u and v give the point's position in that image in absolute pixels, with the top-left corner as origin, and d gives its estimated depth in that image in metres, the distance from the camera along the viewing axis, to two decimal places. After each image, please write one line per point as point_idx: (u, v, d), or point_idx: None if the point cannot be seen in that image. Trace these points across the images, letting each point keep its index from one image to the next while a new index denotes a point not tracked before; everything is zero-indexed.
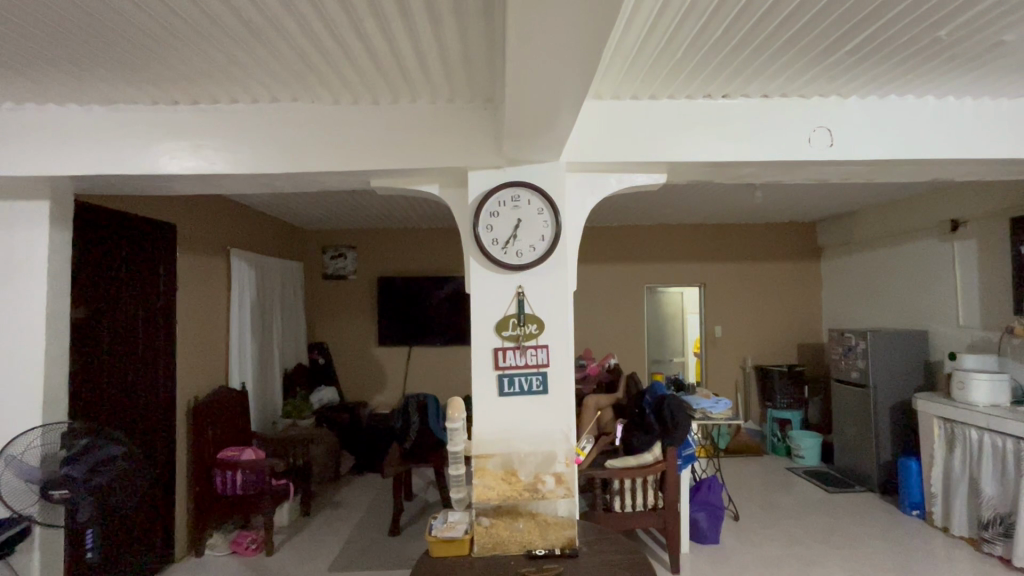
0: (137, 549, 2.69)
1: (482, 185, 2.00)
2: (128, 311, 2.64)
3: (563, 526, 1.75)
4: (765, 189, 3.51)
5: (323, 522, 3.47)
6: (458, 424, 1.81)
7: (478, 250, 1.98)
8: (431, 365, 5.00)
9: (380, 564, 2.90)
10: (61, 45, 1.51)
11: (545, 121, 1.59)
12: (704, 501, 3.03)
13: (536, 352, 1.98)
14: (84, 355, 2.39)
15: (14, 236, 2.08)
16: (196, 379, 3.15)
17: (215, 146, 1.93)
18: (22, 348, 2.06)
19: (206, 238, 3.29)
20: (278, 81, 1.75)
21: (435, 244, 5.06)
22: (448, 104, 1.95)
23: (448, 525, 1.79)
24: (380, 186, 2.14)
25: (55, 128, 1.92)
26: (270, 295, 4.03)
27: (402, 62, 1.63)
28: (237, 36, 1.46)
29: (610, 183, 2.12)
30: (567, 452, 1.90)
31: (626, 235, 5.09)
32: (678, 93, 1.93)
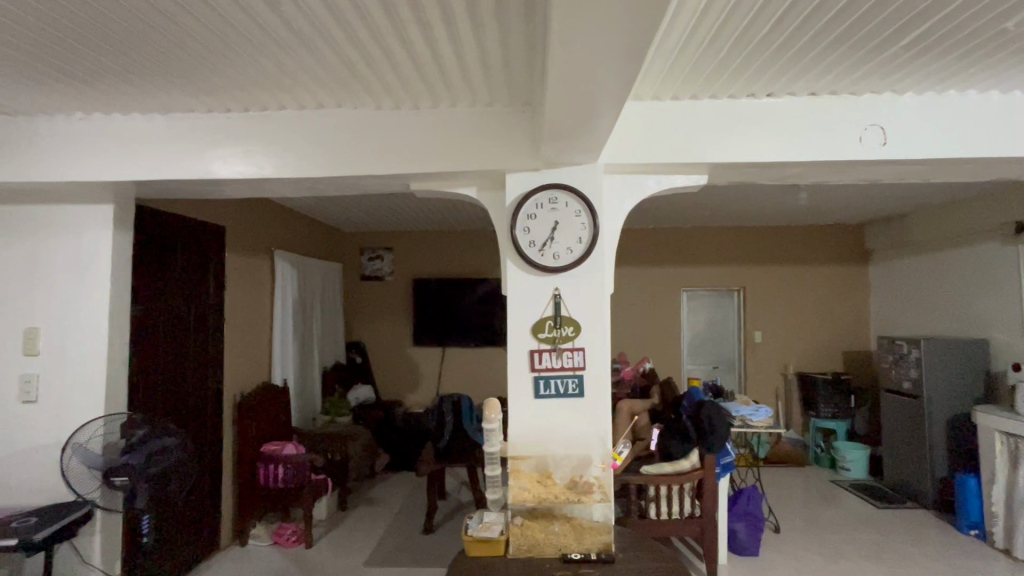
0: (186, 538, 2.81)
1: (519, 188, 2.00)
2: (181, 309, 2.77)
3: (597, 531, 1.84)
4: (811, 190, 3.39)
5: (359, 517, 3.55)
6: (494, 425, 1.86)
7: (515, 253, 1.99)
8: (464, 366, 5.04)
9: (414, 561, 2.94)
10: (127, 58, 1.60)
11: (585, 124, 1.59)
12: (743, 512, 2.93)
13: (572, 355, 1.96)
14: (143, 350, 2.52)
15: (84, 238, 2.23)
16: (240, 375, 3.28)
17: (264, 152, 2.01)
18: (88, 343, 2.20)
19: (252, 240, 3.43)
20: (324, 88, 1.81)
21: (470, 246, 5.11)
22: (486, 108, 1.97)
23: (483, 525, 1.85)
24: (418, 189, 2.18)
25: (118, 135, 2.04)
26: (311, 295, 4.15)
27: (443, 67, 1.66)
28: (287, 45, 1.52)
29: (649, 185, 2.09)
30: (602, 456, 1.93)
31: (663, 238, 5.01)
32: (720, 93, 1.89)
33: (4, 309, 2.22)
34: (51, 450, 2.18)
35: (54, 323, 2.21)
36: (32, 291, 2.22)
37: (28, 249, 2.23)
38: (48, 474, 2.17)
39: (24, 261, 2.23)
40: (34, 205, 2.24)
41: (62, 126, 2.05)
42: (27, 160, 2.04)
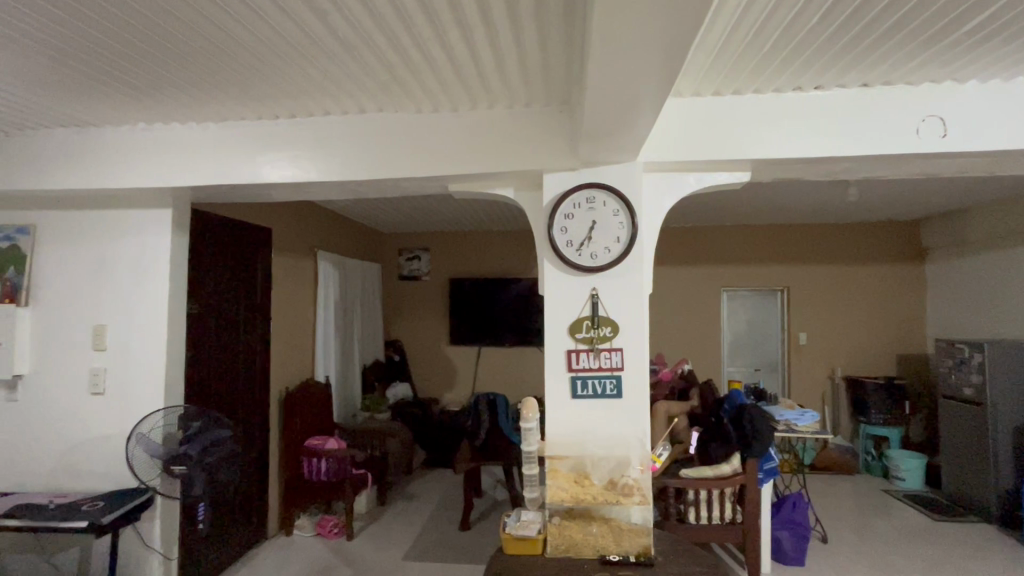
0: (236, 526, 2.93)
1: (557, 188, 2.00)
2: (233, 308, 2.91)
3: (637, 533, 1.82)
4: (862, 186, 3.24)
5: (398, 512, 3.63)
6: (532, 424, 1.87)
7: (553, 252, 1.99)
8: (499, 365, 5.08)
9: (451, 557, 2.99)
10: (186, 71, 1.70)
11: (623, 123, 1.58)
12: (787, 519, 2.84)
13: (610, 355, 1.94)
14: (198, 347, 2.66)
15: (146, 241, 2.37)
16: (286, 372, 3.40)
17: (310, 157, 2.09)
18: (149, 339, 2.34)
19: (297, 242, 3.56)
20: (367, 94, 1.87)
21: (505, 246, 5.14)
22: (524, 109, 1.98)
23: (521, 523, 1.87)
24: (457, 191, 2.21)
25: (176, 144, 2.16)
26: (352, 295, 4.27)
27: (481, 70, 1.68)
28: (332, 53, 1.57)
29: (689, 182, 2.05)
30: (641, 458, 1.91)
31: (702, 237, 4.89)
32: (763, 87, 1.83)
33: (75, 307, 2.39)
34: (117, 439, 2.33)
35: (120, 321, 2.36)
36: (100, 291, 2.38)
37: (97, 251, 2.39)
38: (114, 462, 2.32)
39: (93, 263, 2.39)
40: (101, 210, 2.40)
41: (126, 136, 2.19)
42: (97, 169, 2.18)
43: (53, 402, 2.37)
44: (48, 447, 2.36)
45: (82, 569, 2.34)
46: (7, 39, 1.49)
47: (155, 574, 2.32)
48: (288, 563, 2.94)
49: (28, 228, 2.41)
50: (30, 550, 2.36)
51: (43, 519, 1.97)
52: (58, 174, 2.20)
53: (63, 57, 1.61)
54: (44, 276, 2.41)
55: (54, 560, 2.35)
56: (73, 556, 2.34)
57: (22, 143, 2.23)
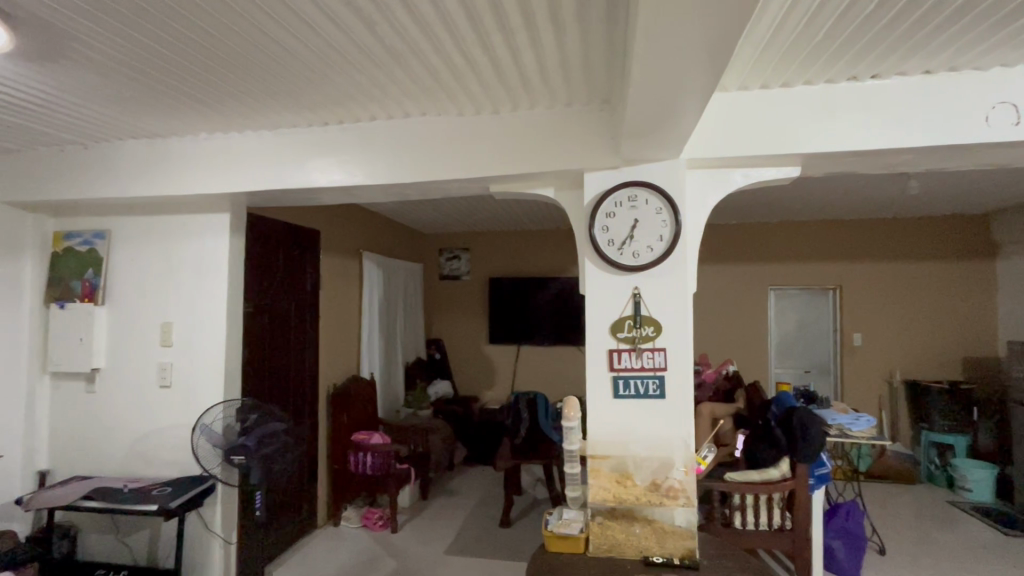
0: (289, 515, 3.08)
1: (598, 187, 2.00)
2: (285, 306, 3.05)
3: (681, 536, 1.82)
4: (924, 178, 3.06)
5: (440, 507, 3.70)
6: (573, 423, 1.88)
7: (594, 252, 1.98)
8: (539, 364, 5.09)
9: (492, 553, 3.03)
10: (244, 82, 1.79)
11: (667, 120, 1.56)
12: (840, 528, 2.73)
13: (652, 356, 1.92)
14: (254, 344, 2.80)
15: (207, 244, 2.52)
16: (333, 368, 3.54)
17: (357, 161, 2.17)
18: (211, 337, 2.49)
19: (344, 243, 3.69)
20: (411, 98, 1.92)
21: (545, 245, 5.14)
22: (564, 109, 1.98)
23: (562, 521, 1.88)
24: (497, 191, 2.24)
25: (234, 152, 2.29)
26: (395, 294, 4.38)
27: (523, 71, 1.70)
28: (379, 60, 1.62)
29: (735, 179, 2.00)
30: (685, 460, 1.88)
31: (747, 234, 4.74)
32: (815, 78, 1.77)
33: (145, 306, 2.56)
34: (182, 430, 2.49)
35: (184, 319, 2.53)
36: (166, 291, 2.55)
37: (163, 254, 2.56)
38: (180, 451, 2.49)
39: (160, 265, 2.56)
40: (168, 216, 2.57)
41: (189, 146, 2.33)
42: (164, 178, 2.34)
43: (126, 394, 2.55)
44: (122, 435, 2.55)
45: (152, 549, 2.52)
46: (87, 59, 1.62)
47: (218, 557, 2.47)
48: (337, 552, 3.06)
49: (103, 233, 2.61)
50: (107, 531, 2.55)
51: (119, 501, 2.14)
52: (130, 182, 2.37)
53: (137, 75, 1.73)
54: (118, 277, 2.60)
55: (128, 540, 2.54)
56: (144, 537, 2.52)
57: (98, 154, 2.41)
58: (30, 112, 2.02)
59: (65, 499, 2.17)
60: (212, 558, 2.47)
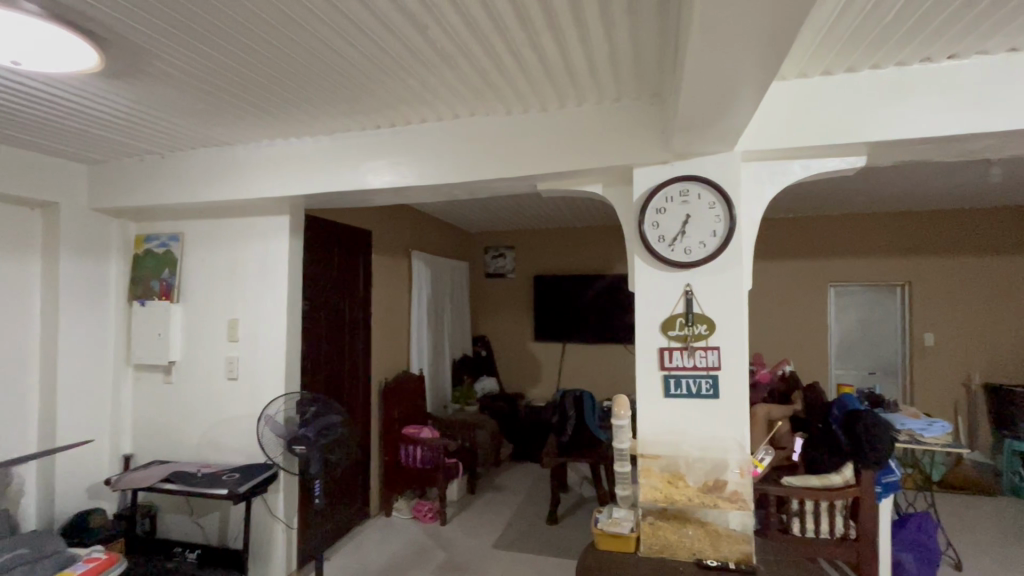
0: (344, 504, 3.21)
1: (647, 183, 1.97)
2: (339, 304, 3.17)
3: (737, 540, 1.77)
4: (1008, 165, 2.82)
5: (487, 502, 3.76)
6: (623, 422, 1.87)
7: (644, 248, 1.95)
8: (585, 362, 5.06)
9: (541, 548, 3.05)
10: (304, 91, 1.88)
11: (721, 113, 1.51)
12: (910, 540, 2.57)
13: (706, 354, 1.87)
14: (312, 340, 2.94)
15: (269, 244, 2.66)
16: (384, 364, 3.65)
17: (408, 163, 2.23)
18: (272, 332, 2.64)
19: (394, 243, 3.80)
20: (461, 100, 1.96)
21: (591, 242, 5.10)
22: (613, 104, 1.96)
23: (612, 520, 1.87)
24: (545, 189, 2.24)
25: (293, 157, 2.41)
26: (442, 292, 4.47)
27: (572, 69, 1.69)
28: (430, 63, 1.66)
29: (794, 170, 1.92)
30: (740, 462, 1.82)
31: (805, 228, 4.53)
32: (883, 62, 1.67)
33: (215, 303, 2.74)
34: (248, 420, 2.65)
35: (249, 316, 2.68)
36: (233, 290, 2.71)
37: (231, 255, 2.73)
38: (247, 439, 2.65)
39: (228, 265, 2.73)
40: (234, 219, 2.73)
41: (253, 152, 2.47)
42: (231, 183, 2.49)
43: (199, 386, 2.74)
44: (195, 424, 2.73)
45: (222, 530, 2.70)
46: (165, 75, 1.75)
47: (281, 540, 2.62)
48: (389, 541, 3.17)
49: (177, 236, 2.81)
50: (181, 511, 2.75)
51: (193, 485, 2.30)
52: (201, 188, 2.54)
53: (208, 87, 1.85)
54: (190, 277, 2.79)
55: (201, 521, 2.73)
56: (215, 519, 2.71)
57: (172, 163, 2.59)
58: (116, 126, 2.20)
59: (147, 480, 2.35)
60: (276, 541, 2.61)
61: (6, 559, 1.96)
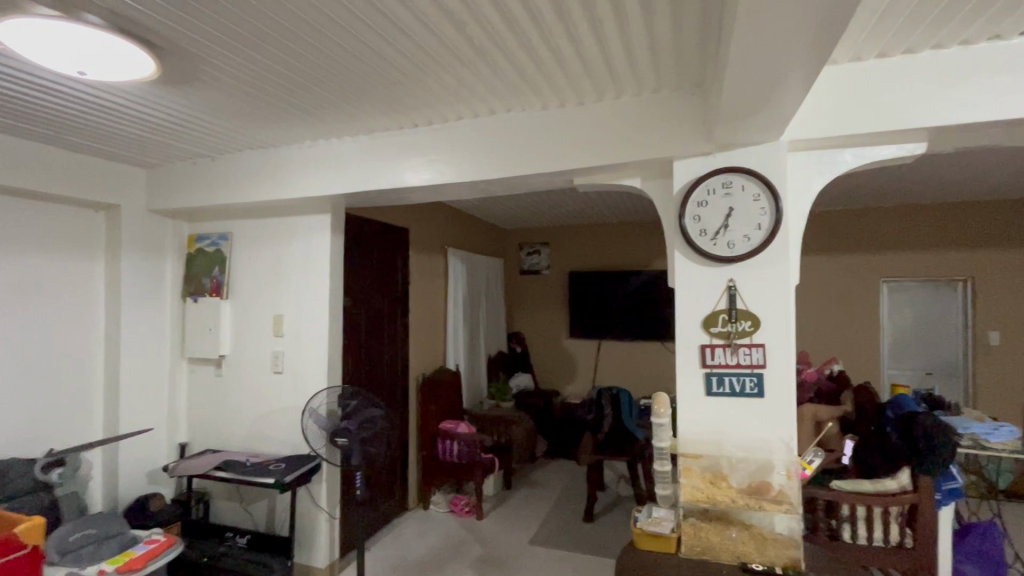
0: (383, 496, 3.28)
1: (688, 175, 1.92)
2: (378, 300, 3.24)
3: (783, 545, 1.70)
4: None
5: (523, 498, 3.76)
6: (663, 420, 1.83)
7: (685, 243, 1.90)
8: (621, 359, 4.99)
9: (577, 546, 3.03)
10: (345, 92, 1.93)
11: (767, 101, 1.46)
12: (973, 551, 2.42)
13: (750, 352, 1.81)
14: (353, 335, 3.01)
15: (312, 243, 2.75)
16: (422, 359, 3.71)
17: (445, 160, 2.25)
18: (315, 328, 2.72)
19: (431, 240, 3.85)
20: (498, 96, 1.96)
21: (627, 238, 5.02)
22: (652, 95, 1.92)
23: (652, 519, 1.84)
24: (581, 184, 2.22)
25: (334, 157, 2.47)
26: (478, 289, 4.50)
27: (610, 60, 1.66)
28: (467, 59, 1.66)
29: (845, 159, 1.82)
30: (787, 464, 1.76)
31: (855, 221, 4.32)
32: (945, 41, 1.56)
33: (261, 300, 2.85)
34: (293, 412, 2.75)
35: (293, 311, 2.77)
36: (278, 287, 2.81)
37: (276, 253, 2.83)
38: (292, 431, 2.74)
39: (273, 263, 2.83)
40: (278, 218, 2.83)
41: (296, 153, 2.55)
42: (276, 184, 2.58)
43: (247, 379, 2.86)
44: (244, 415, 2.86)
45: (270, 518, 2.81)
46: (216, 80, 1.82)
47: (324, 529, 2.70)
48: (428, 534, 3.23)
49: (226, 235, 2.94)
50: (232, 498, 2.89)
51: (243, 473, 2.41)
52: (248, 188, 2.64)
53: (255, 91, 1.92)
54: (238, 274, 2.91)
55: (250, 508, 2.85)
56: (263, 506, 2.82)
57: (222, 165, 2.71)
58: (171, 131, 2.31)
59: (201, 468, 2.47)
60: (319, 530, 2.70)
61: (74, 538, 2.10)
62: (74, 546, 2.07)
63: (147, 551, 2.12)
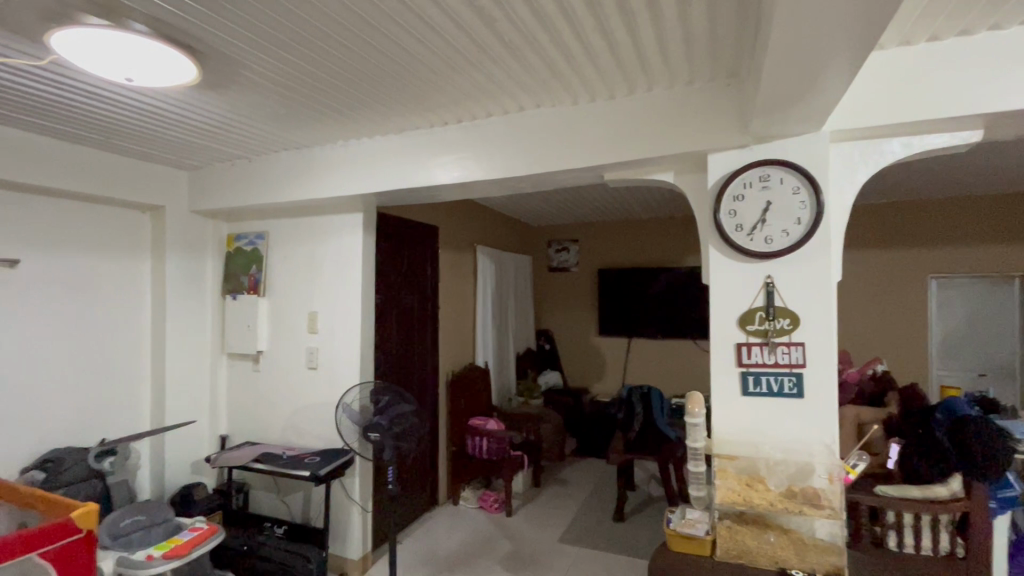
0: (414, 491, 3.32)
1: (724, 168, 1.87)
2: (409, 297, 3.28)
3: (824, 551, 1.62)
4: None
5: (552, 495, 3.76)
6: (697, 420, 1.78)
7: (720, 238, 1.85)
8: (652, 358, 4.91)
9: (606, 546, 3.00)
10: (377, 91, 1.95)
11: (809, 91, 1.40)
12: None
13: (789, 351, 1.75)
14: (384, 332, 3.06)
15: (344, 241, 2.80)
16: (451, 356, 3.74)
17: (475, 158, 2.26)
18: (348, 324, 2.78)
19: (460, 237, 3.88)
20: (527, 92, 1.95)
21: (658, 234, 4.94)
22: (685, 87, 1.87)
23: (686, 521, 1.81)
24: (612, 179, 2.19)
25: (366, 157, 2.51)
26: (506, 286, 4.50)
27: (643, 52, 1.63)
28: (497, 56, 1.66)
29: (892, 149, 1.74)
30: (829, 467, 1.67)
31: (901, 214, 4.13)
32: (1004, 21, 1.47)
33: (296, 297, 2.92)
34: (327, 407, 2.81)
35: (327, 308, 2.84)
36: (313, 285, 2.88)
37: (310, 252, 2.90)
38: (326, 425, 2.81)
39: (308, 261, 2.90)
40: (313, 218, 2.90)
41: (330, 153, 2.60)
42: (310, 183, 2.64)
43: (283, 375, 2.94)
44: (281, 409, 2.94)
45: (305, 509, 2.88)
46: (253, 83, 1.88)
47: (357, 522, 2.76)
48: (458, 529, 3.26)
49: (263, 234, 3.02)
50: (270, 490, 2.98)
51: (280, 465, 2.48)
52: (284, 188, 2.71)
53: (290, 93, 1.96)
54: (275, 273, 2.99)
55: (287, 500, 2.94)
56: (299, 498, 2.90)
57: (259, 166, 2.79)
58: (211, 133, 2.39)
59: (240, 459, 2.56)
60: (352, 522, 2.76)
61: (126, 523, 2.22)
62: (124, 530, 2.19)
63: (193, 537, 2.19)
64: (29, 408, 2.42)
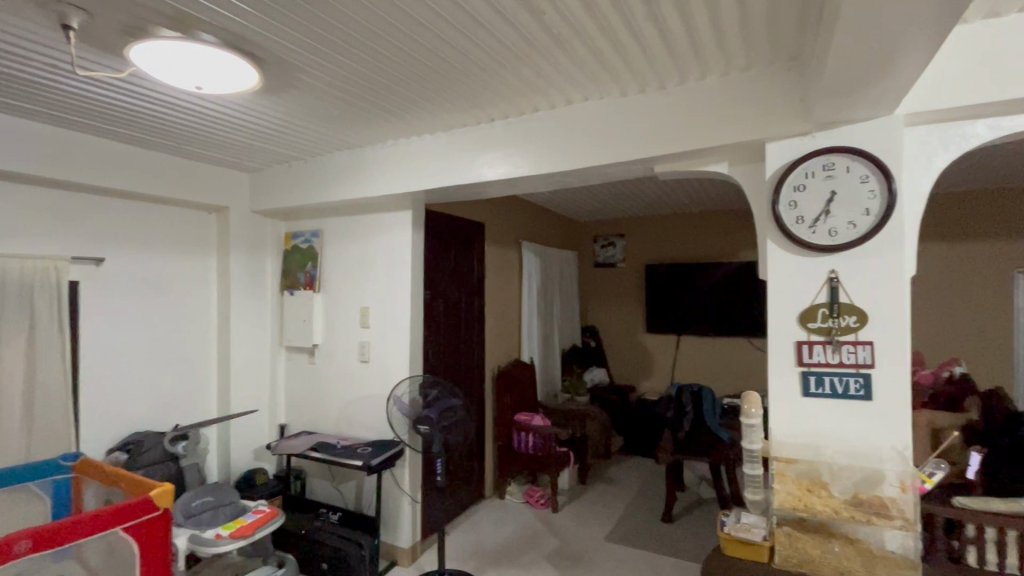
0: (461, 483, 3.38)
1: (783, 158, 1.77)
2: (456, 293, 3.33)
3: (893, 563, 1.52)
4: None
5: (599, 493, 3.72)
6: (754, 420, 1.70)
7: (778, 231, 1.76)
8: (703, 356, 4.76)
9: (654, 547, 2.95)
10: (426, 90, 1.99)
11: (879, 72, 1.31)
12: None
13: (855, 350, 1.65)
14: (432, 327, 3.12)
15: (394, 238, 2.88)
16: (497, 351, 3.77)
17: (521, 153, 2.25)
18: (398, 319, 2.85)
19: (505, 234, 3.89)
20: (575, 85, 1.93)
21: (709, 229, 4.77)
22: (742, 74, 1.79)
23: (741, 525, 1.74)
24: (663, 172, 2.12)
25: (415, 155, 2.56)
26: (552, 282, 4.48)
27: (696, 39, 1.57)
28: (545, 49, 1.65)
29: (975, 132, 1.60)
30: (900, 475, 1.56)
31: (982, 204, 3.81)
32: None
33: (349, 292, 3.03)
34: (378, 399, 2.90)
35: (378, 304, 2.92)
36: (364, 280, 2.97)
37: (362, 249, 2.99)
38: (377, 417, 2.90)
39: (359, 257, 2.99)
40: (364, 215, 2.99)
41: (380, 153, 2.67)
42: (362, 182, 2.73)
43: (338, 368, 3.06)
44: (335, 400, 3.06)
45: (358, 497, 2.99)
46: (310, 87, 1.95)
47: (407, 512, 2.83)
48: (504, 522, 3.29)
49: (318, 232, 3.15)
50: (325, 477, 3.11)
51: (335, 455, 2.58)
52: (337, 187, 2.81)
53: (343, 95, 2.03)
54: (329, 269, 3.11)
55: (340, 487, 3.06)
56: (352, 486, 3.02)
57: (314, 166, 2.90)
58: (271, 137, 2.51)
59: (298, 448, 2.68)
60: (402, 512, 2.84)
61: (195, 504, 2.35)
62: (195, 510, 2.33)
63: (256, 520, 2.32)
64: (113, 394, 2.64)
